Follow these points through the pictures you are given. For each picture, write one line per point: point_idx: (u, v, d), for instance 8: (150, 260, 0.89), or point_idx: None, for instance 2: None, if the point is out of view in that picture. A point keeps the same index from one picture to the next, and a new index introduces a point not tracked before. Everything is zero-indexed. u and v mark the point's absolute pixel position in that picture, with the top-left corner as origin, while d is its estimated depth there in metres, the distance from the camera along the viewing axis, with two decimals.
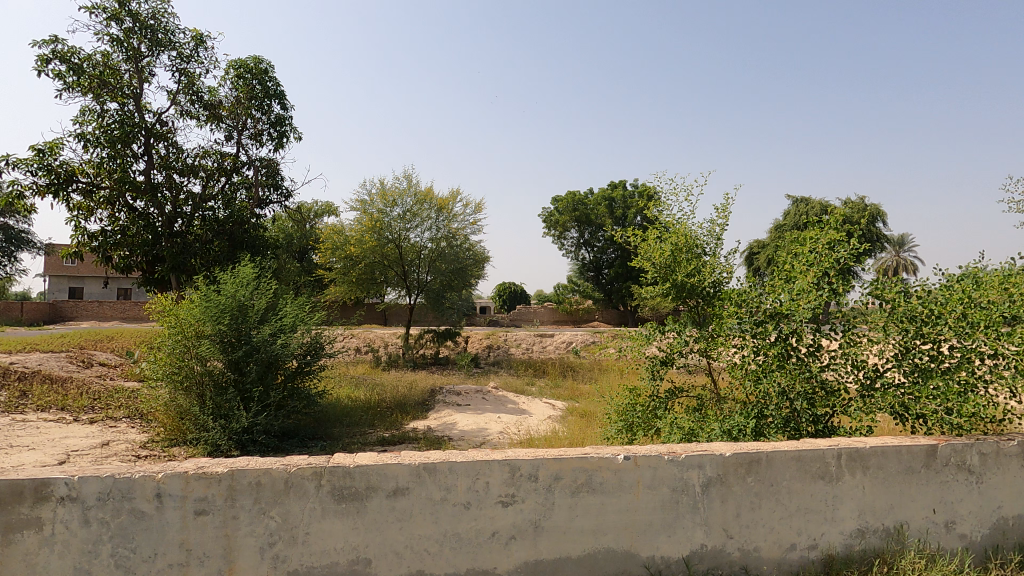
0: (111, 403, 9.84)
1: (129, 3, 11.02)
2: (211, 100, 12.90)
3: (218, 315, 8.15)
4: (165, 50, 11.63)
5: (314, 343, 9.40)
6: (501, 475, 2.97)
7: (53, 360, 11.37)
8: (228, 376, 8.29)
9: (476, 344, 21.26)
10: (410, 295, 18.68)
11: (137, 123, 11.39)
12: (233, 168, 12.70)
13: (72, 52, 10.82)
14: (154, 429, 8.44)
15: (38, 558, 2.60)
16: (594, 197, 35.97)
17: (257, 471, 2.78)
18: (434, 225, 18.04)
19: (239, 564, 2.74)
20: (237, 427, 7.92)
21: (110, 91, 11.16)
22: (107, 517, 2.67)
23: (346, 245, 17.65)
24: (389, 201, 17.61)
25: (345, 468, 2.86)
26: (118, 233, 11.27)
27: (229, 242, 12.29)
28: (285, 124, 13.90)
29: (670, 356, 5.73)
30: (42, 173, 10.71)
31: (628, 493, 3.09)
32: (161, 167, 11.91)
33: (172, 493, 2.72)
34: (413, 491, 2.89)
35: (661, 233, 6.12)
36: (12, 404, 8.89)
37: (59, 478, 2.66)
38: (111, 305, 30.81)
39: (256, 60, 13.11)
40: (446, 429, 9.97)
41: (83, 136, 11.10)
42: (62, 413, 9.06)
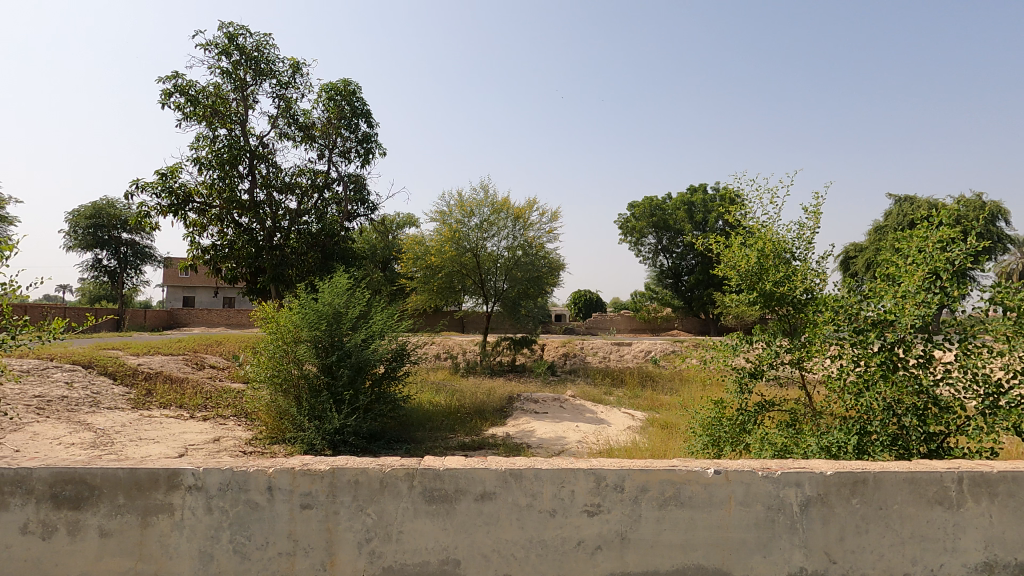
0: (220, 402, 10.75)
1: (237, 38, 12.12)
2: (305, 122, 13.90)
3: (315, 322, 8.81)
4: (267, 79, 12.68)
5: (400, 349, 9.83)
6: (586, 484, 2.97)
7: (173, 362, 12.68)
8: (322, 379, 8.89)
9: (553, 352, 21.35)
10: (487, 303, 19.08)
11: (243, 146, 12.48)
12: (325, 184, 13.60)
13: (190, 85, 12.07)
14: (257, 428, 9.19)
15: (170, 540, 2.90)
16: (671, 203, 35.25)
17: (355, 470, 2.96)
18: (510, 235, 18.28)
19: (338, 558, 2.92)
20: (329, 428, 8.43)
21: (221, 119, 12.34)
22: (226, 506, 2.94)
23: (426, 255, 18.31)
24: (467, 212, 18.14)
25: (436, 470, 2.97)
26: (226, 246, 12.45)
27: (321, 254, 13.08)
28: (371, 141, 14.76)
29: (758, 367, 5.52)
30: (164, 195, 12.00)
31: (718, 508, 2.98)
32: (263, 185, 12.97)
33: (281, 487, 2.95)
34: (499, 496, 2.96)
35: (746, 239, 5.90)
36: (140, 401, 9.98)
37: (187, 468, 2.96)
38: (218, 312, 33.87)
39: (345, 82, 14.02)
40: (524, 436, 10.04)
41: (198, 160, 12.33)
42: (180, 410, 10.05)
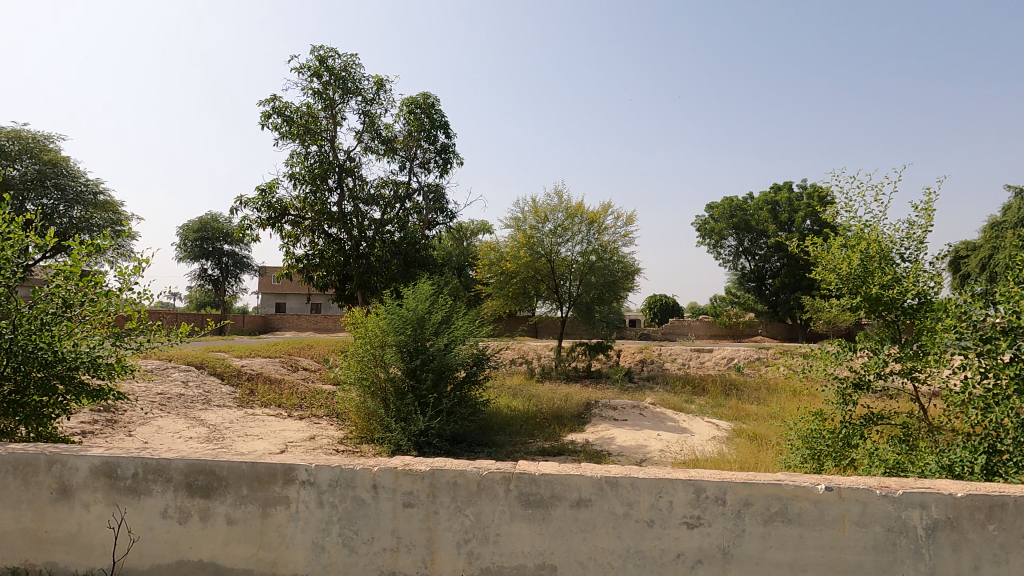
0: (314, 402, 11.44)
1: (327, 60, 12.92)
2: (388, 135, 14.55)
3: (401, 327, 9.19)
4: (353, 96, 13.41)
5: (480, 354, 10.02)
6: (685, 495, 2.90)
7: (271, 364, 13.65)
8: (407, 383, 9.24)
9: (629, 358, 20.94)
10: (562, 308, 19.05)
11: (332, 161, 13.25)
12: (406, 195, 14.16)
13: (286, 106, 13.00)
14: (348, 428, 9.69)
15: (287, 531, 3.12)
16: (753, 202, 33.66)
17: (454, 472, 3.05)
18: (585, 239, 18.13)
19: (439, 556, 3.02)
20: (415, 429, 8.72)
21: (313, 137, 13.19)
22: (336, 501, 3.12)
23: (501, 261, 18.55)
24: (541, 218, 18.17)
25: (532, 475, 3.01)
26: (317, 256, 13.26)
27: (404, 261, 13.61)
28: (449, 151, 15.21)
29: (864, 377, 5.14)
30: (264, 209, 12.98)
31: (831, 528, 2.81)
32: (350, 197, 13.71)
33: (385, 485, 3.10)
34: (595, 503, 2.94)
35: (846, 240, 5.53)
36: (244, 400, 10.82)
37: (301, 464, 3.17)
38: (307, 318, 36.04)
39: (425, 96, 14.55)
40: (604, 443, 9.89)
41: (293, 176, 13.23)
42: (279, 409, 10.79)
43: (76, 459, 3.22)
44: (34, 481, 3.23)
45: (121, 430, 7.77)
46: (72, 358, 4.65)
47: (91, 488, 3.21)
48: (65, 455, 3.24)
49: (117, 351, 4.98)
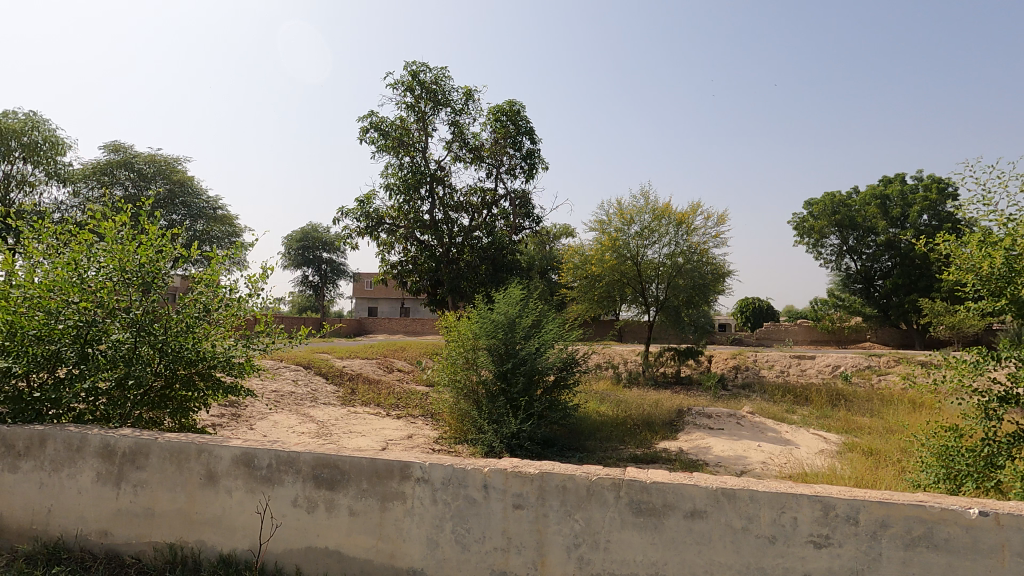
0: (409, 402, 11.94)
1: (419, 74, 13.49)
2: (476, 144, 14.92)
3: (492, 331, 9.37)
4: (443, 108, 13.89)
5: (570, 358, 9.97)
6: (812, 512, 2.72)
7: (369, 365, 14.42)
8: (498, 386, 9.38)
9: (722, 364, 20.00)
10: (649, 312, 18.57)
11: (424, 171, 13.80)
12: (493, 201, 14.44)
13: (382, 121, 13.71)
14: (442, 428, 10.03)
15: (404, 525, 3.28)
16: (859, 197, 31.09)
17: (563, 475, 3.07)
18: (672, 241, 17.52)
19: (549, 559, 3.05)
20: (507, 432, 8.83)
21: (406, 148, 13.82)
22: (449, 499, 3.23)
23: (586, 265, 18.40)
24: (627, 220, 17.77)
25: (643, 483, 2.96)
26: (411, 262, 13.85)
27: (492, 266, 13.89)
28: (535, 157, 15.34)
29: (1012, 390, 4.59)
30: (362, 219, 13.75)
31: (987, 557, 2.53)
32: (440, 205, 14.19)
33: (496, 486, 3.17)
34: (711, 515, 2.84)
35: (984, 237, 4.96)
36: (347, 399, 11.51)
37: (415, 462, 3.32)
38: (397, 321, 37.71)
39: (510, 103, 14.79)
40: (699, 453, 9.50)
41: (388, 186, 13.93)
42: (378, 408, 11.37)
43: (220, 449, 3.57)
44: (186, 466, 3.61)
45: (243, 423, 8.53)
46: (212, 357, 5.19)
47: (232, 475, 3.54)
48: (210, 444, 3.60)
49: (247, 352, 5.50)
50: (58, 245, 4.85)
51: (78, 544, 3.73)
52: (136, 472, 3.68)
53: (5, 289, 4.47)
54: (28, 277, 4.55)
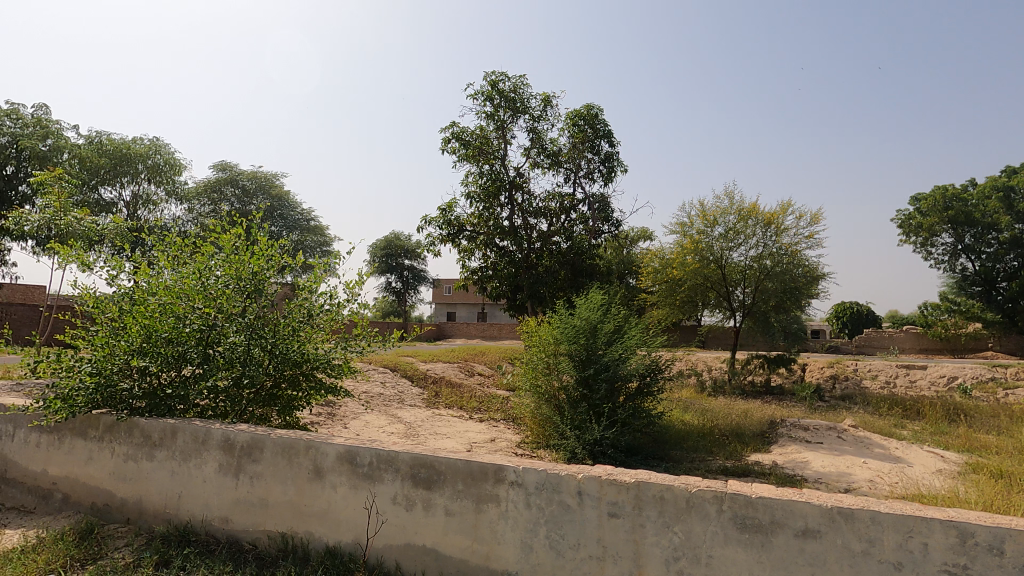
0: (491, 406, 12.12)
1: (498, 83, 13.73)
2: (553, 149, 14.94)
3: (574, 336, 9.33)
4: (521, 115, 14.05)
5: (654, 365, 9.70)
6: (944, 538, 2.49)
7: (451, 369, 14.80)
8: (579, 392, 9.30)
9: (818, 373, 18.64)
10: (734, 318, 17.72)
11: (503, 178, 14.00)
12: (572, 206, 14.39)
13: (463, 130, 14.07)
14: (525, 432, 10.09)
15: (498, 528, 3.32)
16: (976, 191, 28.13)
17: (661, 486, 2.99)
18: (760, 242, 16.60)
19: (646, 571, 2.97)
20: (589, 438, 8.72)
21: (486, 156, 14.09)
22: (543, 504, 3.24)
23: (666, 269, 17.86)
24: (710, 221, 17.04)
25: (747, 497, 2.82)
26: (491, 268, 14.08)
27: (572, 271, 13.83)
28: (614, 160, 15.13)
29: None
30: (444, 226, 14.16)
31: None
32: (519, 211, 14.34)
33: (590, 493, 3.14)
34: (826, 535, 2.66)
35: None
36: (432, 401, 11.88)
37: (509, 466, 3.36)
38: (475, 326, 38.42)
39: (588, 107, 14.69)
40: (796, 467, 8.91)
41: (469, 194, 14.26)
42: (461, 411, 11.64)
43: (326, 446, 3.79)
44: (296, 461, 3.87)
45: (338, 422, 9.02)
46: (315, 359, 5.57)
47: (337, 472, 3.75)
48: (317, 442, 3.82)
49: (345, 354, 5.85)
50: (183, 256, 5.37)
51: (204, 528, 4.09)
52: (252, 465, 3.99)
53: (142, 296, 5.01)
54: (159, 286, 5.07)
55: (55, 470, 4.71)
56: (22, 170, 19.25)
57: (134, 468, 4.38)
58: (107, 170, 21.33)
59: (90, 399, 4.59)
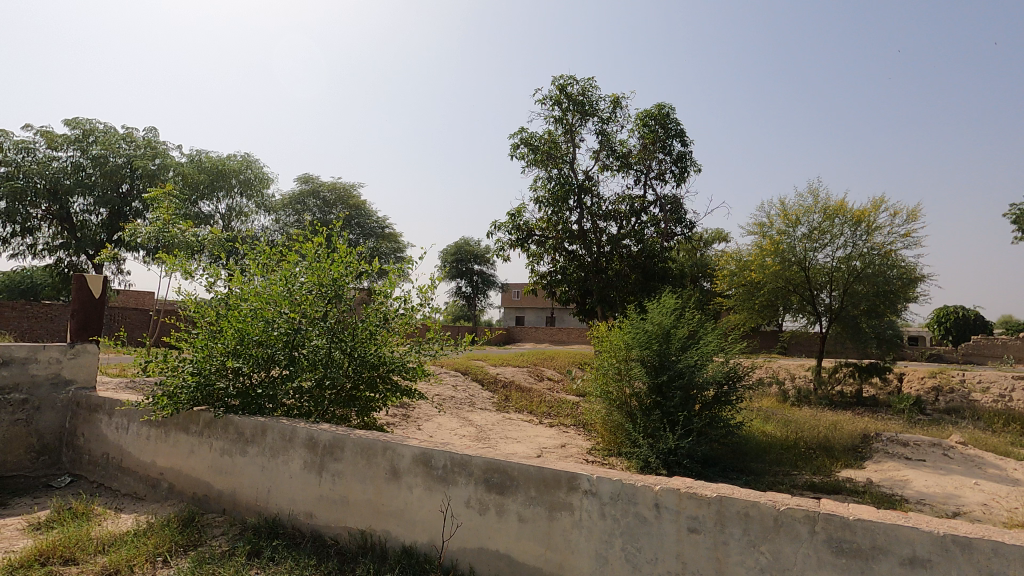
0: (561, 411, 12.04)
1: (566, 87, 13.69)
2: (623, 151, 14.68)
3: (647, 341, 9.10)
4: (590, 117, 13.92)
5: (732, 372, 9.26)
6: None
7: (521, 373, 14.84)
8: (652, 399, 9.05)
9: (917, 384, 16.92)
10: (820, 323, 16.62)
11: (572, 182, 13.91)
12: (642, 208, 14.07)
13: (531, 136, 14.13)
14: (596, 439, 9.95)
15: (572, 537, 3.27)
16: None
17: (746, 502, 2.84)
18: (848, 242, 15.49)
19: None
20: (664, 447, 8.43)
21: (554, 161, 14.05)
22: (618, 515, 3.16)
23: (744, 272, 17.04)
24: (792, 221, 16.07)
25: (844, 519, 2.65)
26: (560, 272, 14.02)
27: (643, 275, 13.51)
28: (686, 160, 14.66)
29: None
30: (513, 231, 14.25)
31: None
32: (589, 215, 14.19)
33: (668, 506, 3.03)
34: (937, 565, 2.46)
35: None
36: (502, 405, 11.96)
37: (583, 474, 3.30)
38: (543, 330, 38.41)
39: (659, 107, 14.33)
40: (894, 486, 8.19)
41: (537, 199, 14.28)
42: (531, 415, 11.64)
43: (402, 448, 3.89)
44: (375, 462, 4.00)
45: (412, 424, 9.28)
46: (390, 362, 5.77)
47: (413, 473, 3.84)
48: (394, 443, 3.94)
49: (419, 357, 6.01)
50: (271, 264, 5.72)
51: (290, 522, 4.32)
52: (334, 463, 4.17)
53: (235, 302, 5.37)
54: (250, 292, 5.42)
55: (162, 461, 5.14)
56: (135, 187, 21.34)
57: (229, 462, 4.70)
58: (205, 186, 23.23)
59: (192, 397, 4.98)
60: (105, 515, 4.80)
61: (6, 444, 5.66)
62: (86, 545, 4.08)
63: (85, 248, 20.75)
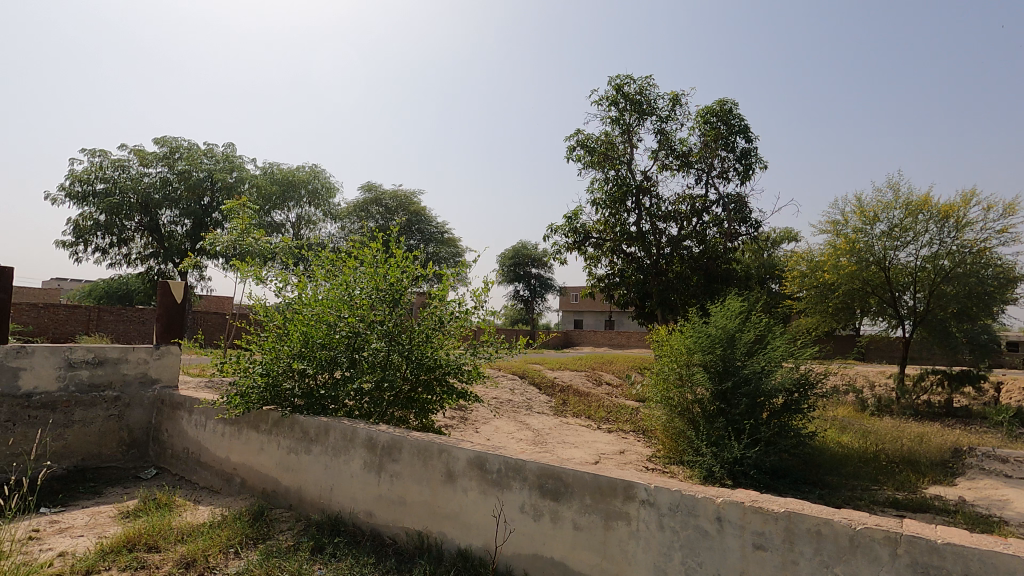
0: (620, 416, 11.79)
1: (623, 87, 13.47)
2: (683, 150, 14.26)
3: (710, 346, 8.78)
4: (647, 117, 13.63)
5: (804, 379, 8.74)
6: None
7: (579, 377, 14.68)
8: (716, 405, 8.68)
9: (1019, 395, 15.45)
10: (902, 327, 15.45)
11: (630, 184, 13.64)
12: (704, 208, 13.60)
13: (588, 137, 13.99)
14: (656, 446, 9.67)
15: (629, 548, 3.17)
16: None
17: (817, 519, 2.68)
18: (934, 240, 14.33)
19: None
20: (729, 457, 8.01)
21: (611, 162, 13.84)
22: (677, 527, 3.03)
23: (816, 273, 16.10)
24: (869, 218, 15.04)
25: (931, 543, 2.45)
26: (618, 275, 13.79)
27: (705, 276, 13.05)
28: (751, 156, 14.05)
29: None
30: (570, 234, 14.14)
31: None
32: (647, 216, 13.87)
33: (732, 520, 2.88)
34: None
35: None
36: (559, 410, 11.86)
37: (640, 483, 3.19)
38: (602, 334, 37.88)
39: (721, 102, 13.83)
40: (991, 506, 7.45)
41: (595, 201, 14.11)
42: (589, 420, 11.47)
43: (457, 450, 3.91)
44: (431, 463, 4.04)
45: (470, 426, 9.36)
46: (446, 365, 5.84)
47: (468, 476, 3.85)
48: (449, 445, 3.97)
49: (474, 360, 6.07)
50: (333, 269, 5.94)
51: (351, 520, 4.44)
52: (392, 464, 4.25)
53: (299, 307, 5.61)
54: (313, 297, 5.65)
55: (236, 457, 5.44)
56: (215, 200, 22.83)
57: (295, 460, 4.90)
58: (277, 196, 24.50)
59: (262, 396, 5.25)
60: (184, 507, 5.11)
61: (101, 438, 6.16)
62: (168, 534, 4.36)
63: (172, 257, 22.41)
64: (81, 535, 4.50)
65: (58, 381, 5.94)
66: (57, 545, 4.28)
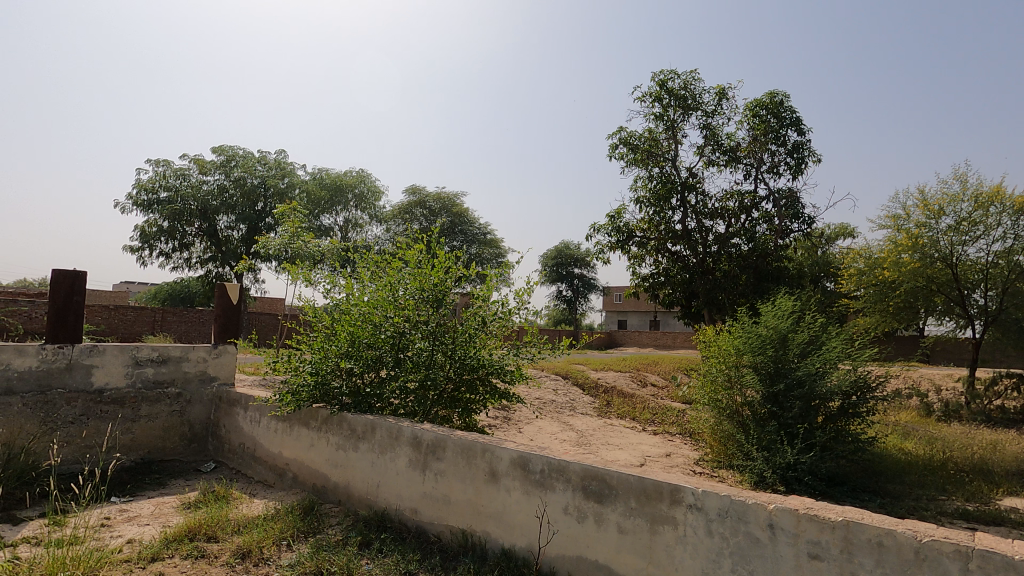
0: (666, 418, 11.55)
1: (667, 82, 13.20)
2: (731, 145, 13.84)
3: (761, 346, 8.49)
4: (692, 112, 13.32)
5: (861, 381, 8.35)
6: None
7: (623, 378, 14.48)
8: (767, 408, 8.38)
9: None
10: (971, 327, 14.51)
11: (674, 181, 13.36)
12: (753, 204, 13.16)
13: (631, 135, 13.78)
14: (704, 450, 9.42)
15: (676, 553, 3.10)
16: None
17: (878, 530, 2.55)
18: (1007, 234, 13.41)
19: None
20: (781, 461, 7.72)
21: (655, 159, 13.59)
22: (726, 533, 2.94)
23: (874, 270, 15.32)
24: (933, 211, 14.19)
25: (1007, 559, 2.29)
26: (663, 274, 13.56)
27: (754, 275, 12.62)
28: (804, 149, 13.50)
29: None
30: (613, 233, 13.95)
31: None
32: (693, 214, 13.54)
33: (785, 528, 2.77)
34: None
35: None
36: (603, 411, 11.74)
37: (687, 487, 3.11)
38: (647, 334, 37.27)
39: (771, 95, 13.37)
40: None
41: (638, 200, 13.90)
42: (634, 422, 11.30)
43: (501, 449, 3.92)
44: (474, 462, 4.07)
45: (513, 427, 9.40)
46: (489, 365, 5.87)
47: (511, 476, 3.85)
48: (492, 445, 3.98)
49: (516, 361, 6.07)
50: (378, 270, 6.06)
51: (397, 517, 4.52)
52: (436, 462, 4.30)
53: (347, 307, 5.76)
54: (360, 298, 5.79)
55: (288, 452, 5.63)
56: (268, 205, 23.78)
57: (343, 456, 5.03)
58: (326, 201, 25.26)
59: (311, 395, 5.42)
60: (240, 500, 5.33)
61: (165, 432, 6.50)
62: (225, 526, 4.55)
63: (229, 261, 23.46)
64: (147, 524, 4.76)
65: (126, 378, 6.31)
66: (126, 532, 4.54)
